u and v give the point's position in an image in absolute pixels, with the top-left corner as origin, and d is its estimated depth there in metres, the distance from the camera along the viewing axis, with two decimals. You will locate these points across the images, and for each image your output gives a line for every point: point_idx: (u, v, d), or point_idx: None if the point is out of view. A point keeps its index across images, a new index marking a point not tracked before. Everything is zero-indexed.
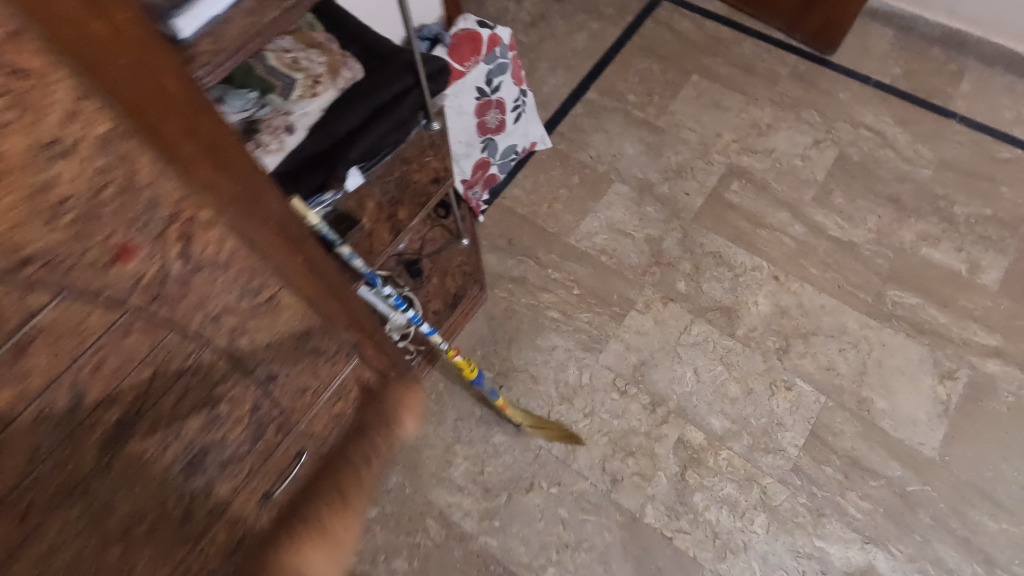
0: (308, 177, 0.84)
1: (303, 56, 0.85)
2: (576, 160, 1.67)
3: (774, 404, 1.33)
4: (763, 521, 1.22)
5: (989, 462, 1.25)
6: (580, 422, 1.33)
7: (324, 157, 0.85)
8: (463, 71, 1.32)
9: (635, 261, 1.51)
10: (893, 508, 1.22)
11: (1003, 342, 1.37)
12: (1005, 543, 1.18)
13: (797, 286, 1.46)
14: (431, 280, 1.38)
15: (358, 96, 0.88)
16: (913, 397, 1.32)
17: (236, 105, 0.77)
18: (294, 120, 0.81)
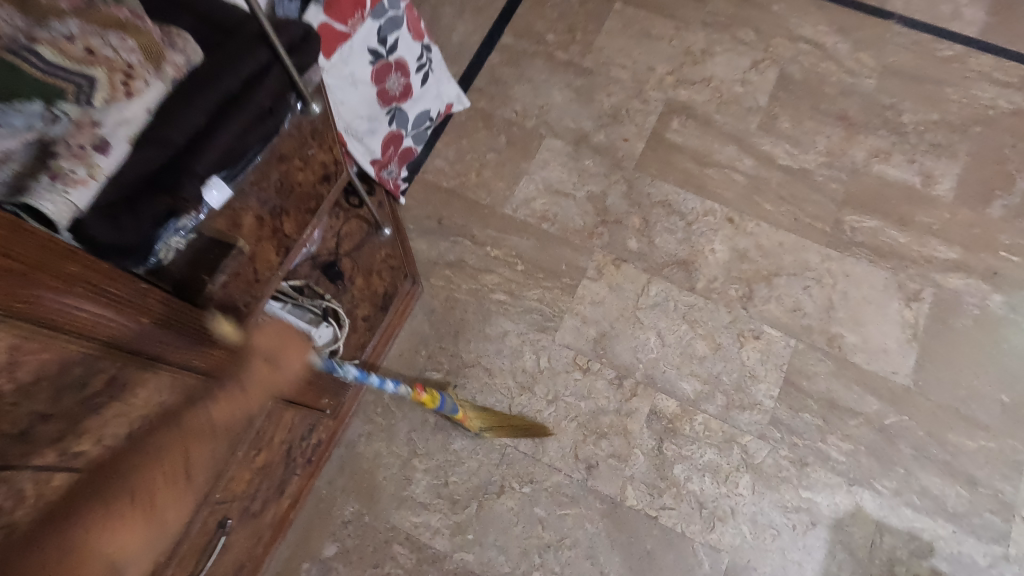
0: (146, 205, 0.65)
1: (102, 41, 0.60)
2: (500, 118, 1.49)
3: (744, 357, 1.25)
4: (747, 482, 1.16)
5: (963, 380, 1.22)
6: (545, 411, 1.22)
7: (164, 173, 0.67)
8: (349, 31, 1.11)
9: (580, 223, 1.38)
10: (874, 444, 1.18)
11: (965, 254, 1.32)
12: (985, 461, 1.16)
13: (754, 225, 1.36)
14: (355, 282, 1.21)
15: (196, 86, 0.68)
16: (882, 326, 1.27)
17: (15, 124, 0.57)
18: (105, 134, 0.61)
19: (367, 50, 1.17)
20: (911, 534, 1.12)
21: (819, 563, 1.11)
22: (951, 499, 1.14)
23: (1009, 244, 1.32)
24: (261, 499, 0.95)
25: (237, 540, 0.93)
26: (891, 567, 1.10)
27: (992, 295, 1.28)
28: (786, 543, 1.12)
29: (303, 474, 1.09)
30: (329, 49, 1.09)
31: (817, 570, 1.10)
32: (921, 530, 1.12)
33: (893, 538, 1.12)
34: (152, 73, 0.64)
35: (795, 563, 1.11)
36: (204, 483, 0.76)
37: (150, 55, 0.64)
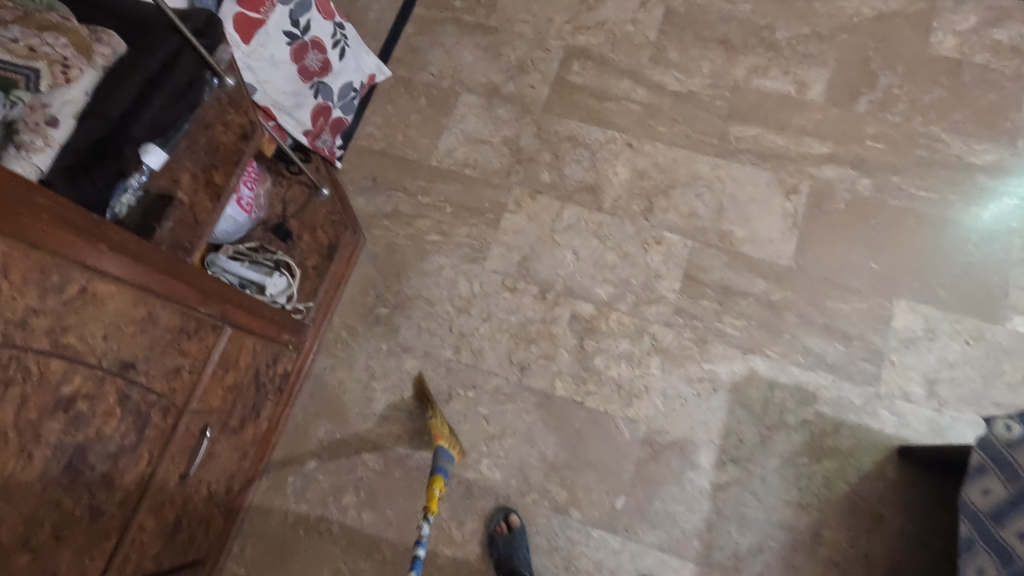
0: (98, 169, 0.82)
1: (42, 40, 0.78)
2: (420, 82, 1.65)
3: (649, 260, 1.43)
4: (657, 363, 1.35)
5: (836, 255, 1.40)
6: (481, 328, 1.41)
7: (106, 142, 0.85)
8: (262, 17, 1.28)
9: (498, 165, 1.55)
10: (764, 317, 1.37)
11: (836, 147, 1.49)
12: (858, 319, 1.35)
13: (650, 147, 1.53)
14: (303, 237, 1.42)
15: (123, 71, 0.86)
16: (766, 218, 1.45)
17: None
18: (55, 112, 0.79)
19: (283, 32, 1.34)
20: (798, 387, 1.31)
21: (721, 420, 1.30)
22: (830, 354, 1.33)
23: (874, 134, 1.49)
24: (238, 416, 1.15)
25: (223, 449, 1.13)
26: (782, 416, 1.30)
27: (861, 179, 1.46)
28: (693, 408, 1.32)
29: (276, 401, 1.29)
30: (247, 34, 1.26)
31: (720, 426, 1.30)
32: (807, 383, 1.32)
33: (783, 392, 1.31)
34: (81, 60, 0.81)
35: (701, 423, 1.30)
36: (179, 390, 0.95)
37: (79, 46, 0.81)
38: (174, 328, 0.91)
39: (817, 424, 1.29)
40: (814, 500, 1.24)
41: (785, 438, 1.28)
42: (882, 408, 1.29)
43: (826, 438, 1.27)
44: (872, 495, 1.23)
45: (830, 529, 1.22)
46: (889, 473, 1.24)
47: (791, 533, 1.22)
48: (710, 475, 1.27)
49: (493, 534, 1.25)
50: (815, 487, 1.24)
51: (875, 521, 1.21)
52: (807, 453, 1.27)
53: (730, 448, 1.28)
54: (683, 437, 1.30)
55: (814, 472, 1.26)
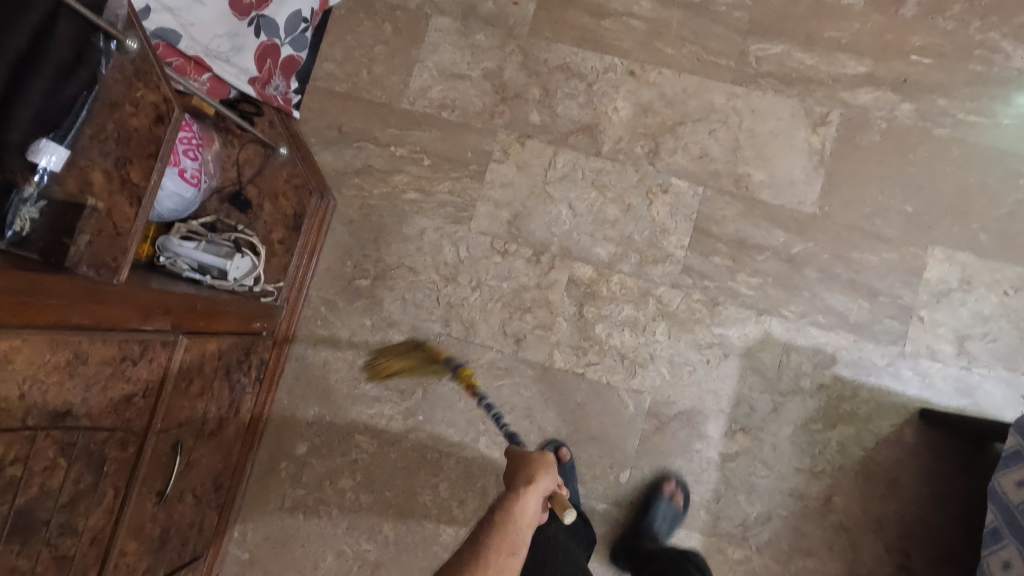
0: None
1: None
2: (382, 3, 1.39)
3: (654, 213, 1.28)
4: (663, 329, 1.25)
5: (866, 197, 1.24)
6: (471, 297, 1.29)
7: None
8: None
9: (479, 105, 1.34)
10: (782, 274, 1.24)
11: (874, 65, 1.27)
12: (886, 271, 1.22)
13: (656, 74, 1.31)
14: (264, 206, 1.26)
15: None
16: (788, 157, 1.26)
17: None
18: None
19: None
20: (816, 350, 1.22)
21: (732, 388, 1.22)
22: (853, 312, 1.22)
23: (921, 47, 1.26)
24: (214, 418, 1.07)
25: (202, 453, 1.06)
26: (797, 381, 1.21)
27: (901, 104, 1.25)
28: (701, 376, 1.23)
29: (255, 394, 1.21)
30: None
31: (730, 394, 1.22)
32: (826, 344, 1.21)
33: (799, 355, 1.22)
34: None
35: (710, 392, 1.23)
36: (136, 418, 0.86)
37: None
38: (113, 356, 0.79)
39: (834, 390, 1.20)
40: (826, 466, 1.19)
41: (799, 404, 1.21)
42: (905, 368, 1.20)
43: (843, 402, 1.20)
44: (887, 460, 1.18)
45: (841, 495, 1.18)
46: (907, 437, 1.18)
47: (801, 501, 1.18)
48: (717, 446, 1.21)
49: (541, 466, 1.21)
50: (828, 454, 1.19)
51: (889, 485, 1.17)
52: (821, 419, 1.20)
53: (740, 417, 1.21)
54: (691, 407, 1.22)
55: (828, 438, 1.19)
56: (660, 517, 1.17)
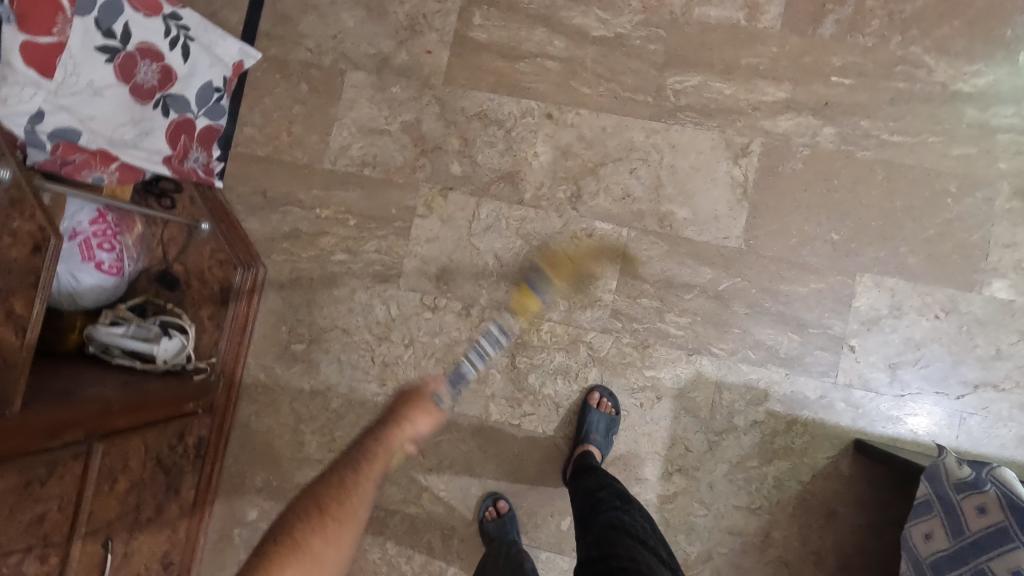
0: None
1: None
2: (296, 62, 1.37)
3: (580, 258, 1.27)
4: (595, 375, 1.25)
5: (792, 227, 1.22)
6: (404, 355, 1.30)
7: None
8: (59, 39, 1.02)
9: (400, 160, 1.33)
10: (711, 311, 1.23)
11: (794, 90, 1.24)
12: (815, 302, 1.20)
13: (573, 116, 1.29)
14: (192, 284, 1.29)
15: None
16: (710, 192, 1.24)
17: None
18: None
19: (94, 49, 1.07)
20: (748, 386, 1.21)
21: (667, 429, 1.22)
22: (784, 345, 1.21)
23: (841, 67, 1.23)
24: (149, 504, 1.10)
25: (141, 540, 1.09)
26: (731, 419, 1.21)
27: (823, 128, 1.22)
28: (635, 420, 1.23)
29: (197, 469, 1.24)
30: (45, 66, 1.02)
31: (665, 436, 1.22)
32: (758, 380, 1.21)
33: (731, 393, 1.21)
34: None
35: (645, 435, 1.23)
36: (53, 531, 0.89)
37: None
38: (17, 483, 0.81)
39: (768, 426, 1.20)
40: (764, 502, 1.19)
41: (734, 442, 1.21)
42: (839, 399, 1.19)
43: (778, 438, 1.19)
44: (825, 492, 1.18)
45: (780, 530, 1.18)
46: (843, 468, 1.18)
47: (741, 537, 1.19)
48: (655, 488, 1.22)
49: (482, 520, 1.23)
50: (765, 490, 1.19)
51: (827, 517, 1.17)
52: (757, 455, 1.20)
53: (676, 458, 1.22)
54: (627, 451, 1.23)
55: (764, 474, 1.19)
56: (592, 428, 1.19)
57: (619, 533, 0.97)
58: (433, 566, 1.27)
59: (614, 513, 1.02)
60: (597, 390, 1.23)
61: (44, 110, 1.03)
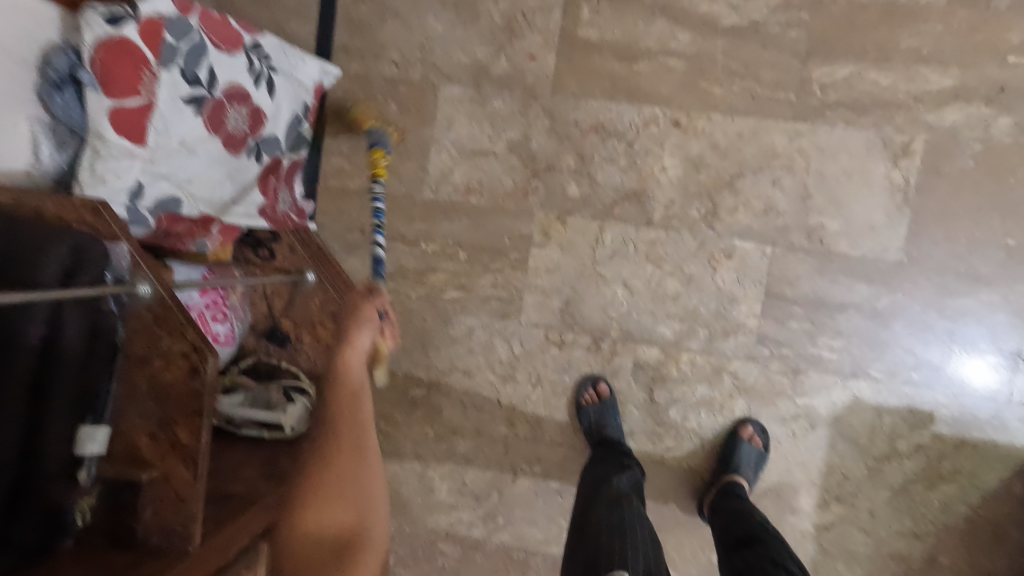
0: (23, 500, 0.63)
1: None
2: (381, 78, 1.22)
3: (720, 281, 1.16)
4: (742, 406, 1.17)
5: (960, 234, 1.10)
6: (532, 395, 1.22)
7: (22, 466, 0.62)
8: (148, 99, 0.90)
9: (509, 184, 1.20)
10: (867, 332, 1.13)
11: (963, 76, 1.08)
12: (987, 313, 1.10)
13: (704, 121, 1.14)
14: (303, 338, 1.19)
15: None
16: (865, 201, 1.12)
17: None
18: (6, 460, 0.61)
19: (182, 101, 0.94)
20: (911, 409, 1.13)
21: (822, 458, 1.16)
22: (949, 365, 1.12)
23: (1019, 45, 1.06)
24: None
25: None
26: (893, 444, 1.14)
27: (996, 119, 1.08)
28: (788, 449, 1.16)
29: None
30: (137, 132, 0.89)
31: (821, 464, 1.16)
32: (922, 403, 1.13)
33: (893, 417, 1.14)
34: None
35: (799, 464, 1.16)
36: None
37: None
38: None
39: (933, 448, 1.13)
40: (929, 526, 1.14)
41: (896, 467, 1.14)
42: (1012, 417, 1.11)
43: (945, 461, 1.13)
44: (995, 514, 1.12)
45: (947, 553, 1.13)
46: (1015, 488, 1.11)
47: (904, 563, 1.15)
48: (811, 517, 1.17)
49: (581, 403, 1.18)
50: (930, 514, 1.13)
51: (998, 538, 1.12)
52: (921, 480, 1.13)
53: (833, 486, 1.16)
54: (780, 482, 1.17)
55: (930, 498, 1.13)
56: (744, 463, 1.12)
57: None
58: None
59: (771, 554, 0.89)
60: (750, 424, 1.15)
61: (141, 182, 0.91)
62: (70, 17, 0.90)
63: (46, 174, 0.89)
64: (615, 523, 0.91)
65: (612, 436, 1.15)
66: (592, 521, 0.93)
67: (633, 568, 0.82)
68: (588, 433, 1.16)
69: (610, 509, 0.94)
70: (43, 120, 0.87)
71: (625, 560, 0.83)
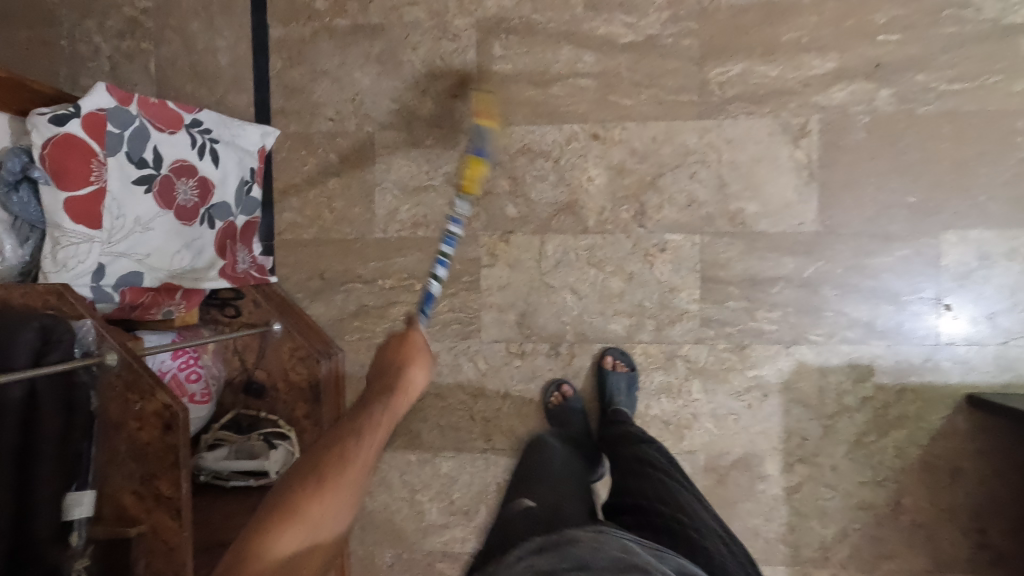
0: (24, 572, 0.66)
1: None
2: (319, 134, 1.31)
3: (658, 274, 1.24)
4: (699, 386, 1.24)
5: (865, 199, 1.20)
6: (503, 407, 1.29)
7: (19, 540, 0.66)
8: (99, 186, 0.97)
9: (451, 214, 1.28)
10: (800, 300, 1.22)
11: (842, 59, 1.19)
12: (902, 266, 1.19)
13: (620, 131, 1.24)
14: (278, 387, 1.26)
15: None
16: (776, 181, 1.21)
17: None
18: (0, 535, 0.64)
19: (132, 183, 1.01)
20: (851, 366, 1.21)
21: (780, 423, 1.23)
22: (879, 320, 1.20)
23: (886, 24, 1.18)
24: None
25: None
26: (842, 400, 1.21)
27: (878, 92, 1.19)
28: (747, 421, 1.23)
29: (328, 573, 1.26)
30: (92, 218, 0.97)
31: (780, 430, 1.23)
32: (860, 358, 1.21)
33: (837, 375, 1.21)
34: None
35: (760, 433, 1.23)
36: None
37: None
38: None
39: (879, 399, 1.21)
40: (888, 473, 1.21)
41: (848, 421, 1.21)
42: (943, 359, 1.19)
43: (891, 409, 1.20)
44: (946, 451, 1.19)
45: (909, 496, 1.20)
46: (960, 424, 1.19)
47: (872, 511, 1.21)
48: (780, 481, 1.23)
49: (548, 406, 1.26)
50: (887, 460, 1.21)
51: (953, 474, 1.19)
52: (873, 430, 1.21)
53: (795, 449, 1.23)
54: (745, 453, 1.24)
55: (884, 446, 1.21)
56: (615, 389, 1.22)
57: (652, 501, 0.91)
58: None
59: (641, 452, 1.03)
60: (611, 353, 1.24)
61: (102, 262, 0.99)
62: (16, 121, 0.98)
63: (11, 269, 0.96)
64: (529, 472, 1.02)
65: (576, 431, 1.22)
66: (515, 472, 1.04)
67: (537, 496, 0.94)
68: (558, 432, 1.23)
69: (530, 464, 1.04)
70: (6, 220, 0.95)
71: (530, 493, 0.94)
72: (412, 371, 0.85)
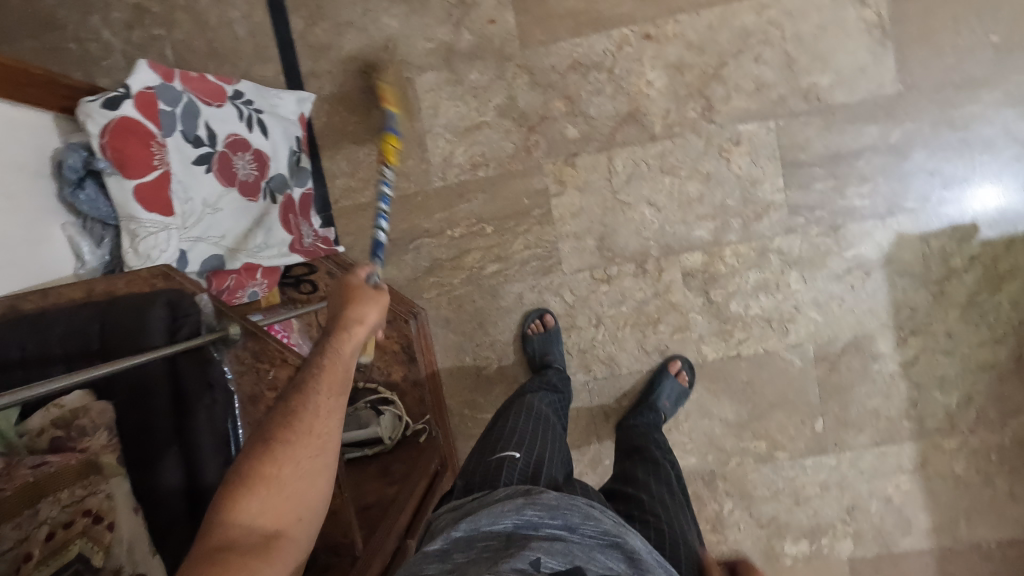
0: None
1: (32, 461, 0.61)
2: (357, 90, 1.25)
3: (737, 169, 1.19)
4: (796, 276, 1.20)
5: (945, 47, 1.13)
6: (598, 335, 1.25)
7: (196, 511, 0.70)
8: (163, 169, 0.92)
9: (510, 146, 1.22)
10: (889, 167, 1.16)
11: None
12: (996, 111, 1.13)
13: (673, 26, 1.17)
14: (370, 354, 1.24)
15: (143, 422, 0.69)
16: (847, 46, 1.15)
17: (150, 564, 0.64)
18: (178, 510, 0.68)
19: (192, 163, 0.97)
20: (954, 226, 1.16)
21: (886, 299, 1.19)
22: (976, 173, 1.14)
23: None
24: None
25: None
26: (948, 263, 1.17)
27: None
28: (852, 303, 1.20)
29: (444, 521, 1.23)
30: (164, 204, 0.92)
31: (887, 306, 1.19)
32: (960, 216, 1.16)
33: (940, 238, 1.16)
34: (93, 483, 0.62)
35: (866, 312, 1.20)
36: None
37: (81, 471, 0.62)
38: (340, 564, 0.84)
39: (986, 255, 1.16)
40: (1006, 328, 1.17)
41: (958, 283, 1.17)
42: None
43: (1002, 261, 1.16)
44: None
45: None
46: None
47: (995, 368, 1.18)
48: (894, 358, 1.20)
49: (664, 368, 1.22)
50: (1004, 316, 1.17)
51: None
52: (985, 288, 1.17)
53: (905, 321, 1.19)
54: (855, 336, 1.20)
55: (999, 302, 1.17)
56: (665, 396, 1.19)
57: (661, 504, 0.85)
58: (708, 512, 1.27)
59: (653, 455, 1.01)
60: (679, 361, 1.22)
61: (183, 249, 0.95)
62: (62, 120, 0.92)
63: (95, 271, 0.94)
64: (537, 418, 0.97)
65: (654, 401, 1.19)
66: (506, 417, 0.97)
67: (525, 452, 0.85)
68: (647, 392, 1.21)
69: (527, 415, 0.97)
70: (76, 223, 0.93)
71: (519, 445, 0.86)
72: (362, 311, 0.74)
